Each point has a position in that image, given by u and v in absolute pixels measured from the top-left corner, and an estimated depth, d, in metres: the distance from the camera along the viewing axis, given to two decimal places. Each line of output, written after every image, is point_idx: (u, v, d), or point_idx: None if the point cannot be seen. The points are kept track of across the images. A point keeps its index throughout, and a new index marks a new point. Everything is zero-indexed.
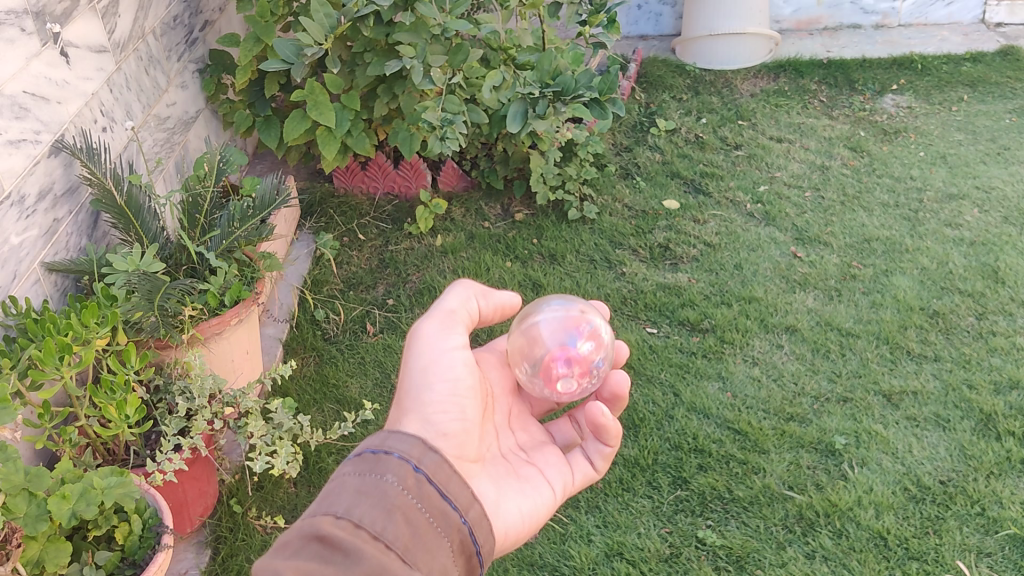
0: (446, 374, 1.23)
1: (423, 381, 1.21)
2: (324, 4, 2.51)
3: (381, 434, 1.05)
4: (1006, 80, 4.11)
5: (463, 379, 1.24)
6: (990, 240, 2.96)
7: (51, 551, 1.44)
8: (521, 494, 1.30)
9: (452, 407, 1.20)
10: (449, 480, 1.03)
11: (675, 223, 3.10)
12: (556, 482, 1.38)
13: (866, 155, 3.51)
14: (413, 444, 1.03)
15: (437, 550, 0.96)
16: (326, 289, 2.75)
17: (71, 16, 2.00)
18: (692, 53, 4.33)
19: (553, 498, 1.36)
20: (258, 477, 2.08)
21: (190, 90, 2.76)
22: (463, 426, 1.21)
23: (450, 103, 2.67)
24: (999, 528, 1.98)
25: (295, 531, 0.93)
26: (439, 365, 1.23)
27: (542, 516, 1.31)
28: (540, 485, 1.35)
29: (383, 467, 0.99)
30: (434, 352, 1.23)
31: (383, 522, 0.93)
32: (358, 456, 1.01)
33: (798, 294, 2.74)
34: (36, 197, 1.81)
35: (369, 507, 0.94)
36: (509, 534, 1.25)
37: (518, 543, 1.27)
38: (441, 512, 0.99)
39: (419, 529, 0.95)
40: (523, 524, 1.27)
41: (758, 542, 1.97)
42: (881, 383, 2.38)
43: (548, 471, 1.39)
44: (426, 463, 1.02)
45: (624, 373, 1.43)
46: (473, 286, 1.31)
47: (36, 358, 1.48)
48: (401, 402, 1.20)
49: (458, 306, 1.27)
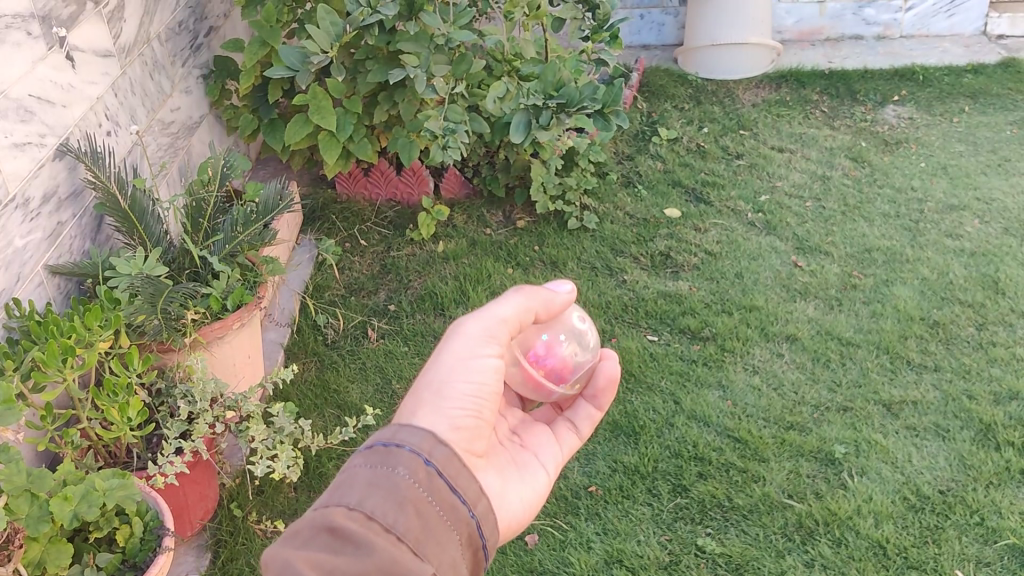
0: (470, 375, 1.21)
1: (448, 377, 1.20)
2: (330, 13, 2.51)
3: (391, 427, 1.05)
4: (1007, 92, 4.13)
5: (488, 384, 1.22)
6: (990, 251, 2.97)
7: (52, 553, 1.45)
8: (521, 480, 1.30)
9: (470, 404, 1.19)
10: (459, 474, 1.02)
11: (676, 231, 3.12)
12: (550, 461, 1.40)
13: (867, 165, 3.52)
14: (423, 437, 1.03)
15: (446, 543, 0.95)
16: (328, 295, 2.76)
17: (78, 20, 2.01)
18: (694, 63, 4.36)
19: (549, 480, 1.37)
20: (259, 482, 2.08)
21: (194, 95, 2.78)
22: (479, 422, 1.20)
23: (453, 113, 2.71)
24: (999, 537, 1.99)
25: (307, 520, 0.93)
26: (464, 363, 1.22)
27: (543, 500, 1.32)
28: (535, 466, 1.36)
29: (394, 460, 0.98)
30: (463, 352, 1.23)
31: (395, 515, 0.93)
32: (369, 449, 1.00)
33: (798, 303, 2.75)
34: (41, 200, 1.83)
35: (381, 499, 0.94)
36: (512, 523, 1.25)
37: (521, 527, 1.28)
38: (451, 506, 0.99)
39: (429, 523, 0.95)
40: (523, 510, 1.28)
41: (757, 550, 1.97)
42: (882, 392, 2.38)
43: (542, 452, 1.40)
44: (437, 456, 1.02)
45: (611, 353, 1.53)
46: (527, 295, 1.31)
47: (39, 360, 1.49)
48: (418, 395, 1.18)
49: (511, 314, 1.27)
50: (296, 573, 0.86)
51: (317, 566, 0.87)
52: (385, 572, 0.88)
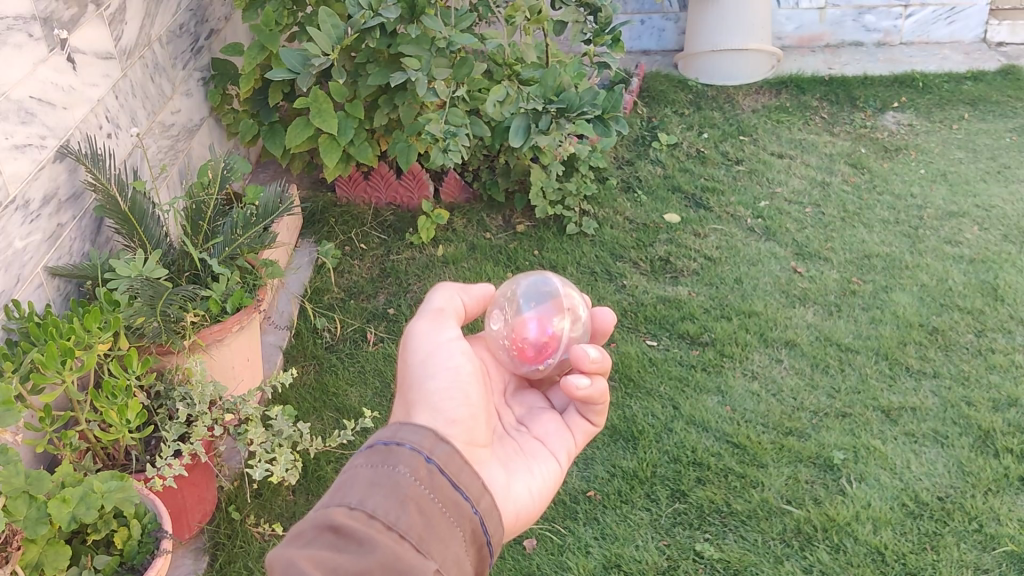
0: (446, 362, 1.23)
1: (424, 371, 1.22)
2: (331, 17, 2.53)
3: (392, 426, 1.05)
4: (1007, 99, 4.14)
5: (463, 366, 1.23)
6: (990, 258, 2.97)
7: (50, 555, 1.44)
8: (529, 473, 1.28)
9: (455, 392, 1.19)
10: (460, 471, 1.02)
11: (675, 236, 3.12)
12: (559, 453, 1.36)
13: (866, 172, 3.52)
14: (424, 435, 1.02)
15: (449, 540, 0.95)
16: (328, 298, 2.76)
17: (79, 23, 2.01)
18: (695, 69, 4.37)
19: (560, 471, 1.34)
20: (257, 485, 2.08)
21: (195, 98, 2.78)
22: (471, 409, 1.19)
23: (453, 117, 2.68)
24: (997, 544, 1.98)
25: (309, 521, 0.93)
26: (438, 355, 1.23)
27: (553, 490, 1.30)
28: (544, 458, 1.33)
29: (395, 459, 0.98)
30: (429, 348, 1.24)
31: (396, 513, 0.93)
32: (370, 448, 1.00)
33: (798, 308, 2.75)
34: (41, 202, 1.83)
35: (382, 498, 0.93)
36: (521, 515, 1.22)
37: (535, 517, 1.25)
38: (453, 503, 0.98)
39: (432, 519, 0.94)
40: (534, 502, 1.25)
41: (756, 556, 1.97)
42: (881, 399, 2.38)
43: (549, 442, 1.36)
44: (438, 453, 1.01)
45: (606, 309, 1.44)
46: (453, 285, 1.34)
47: (38, 361, 1.49)
48: (405, 396, 1.19)
49: (445, 304, 1.30)
50: (299, 572, 0.86)
51: (318, 564, 0.87)
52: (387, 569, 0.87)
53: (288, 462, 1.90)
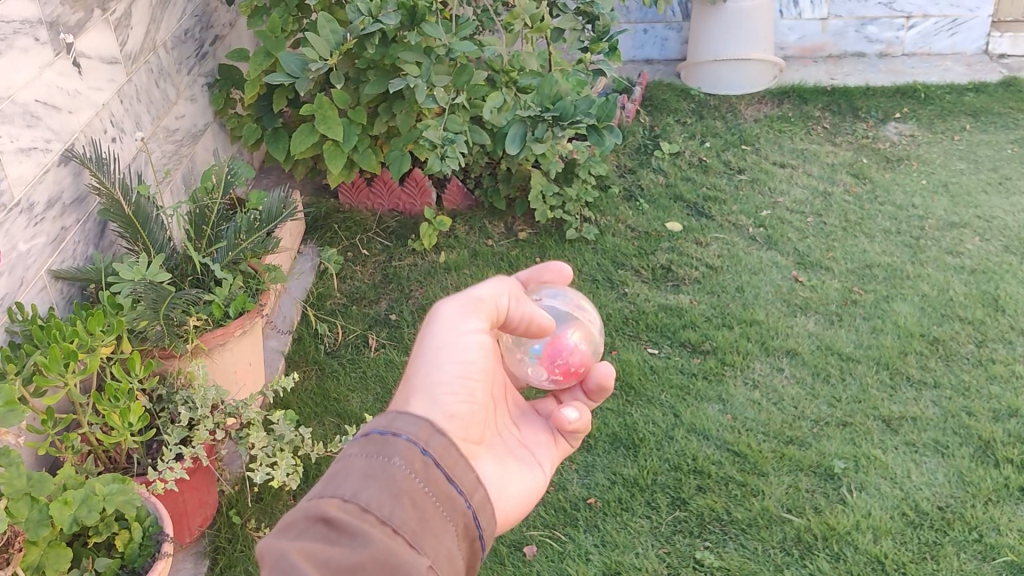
0: (459, 356, 1.19)
1: (435, 360, 1.17)
2: (331, 22, 2.55)
3: (388, 415, 1.04)
4: (1009, 111, 4.14)
5: (476, 362, 1.20)
6: (990, 268, 2.98)
7: (51, 557, 1.44)
8: (519, 474, 1.29)
9: (461, 388, 1.17)
10: (456, 464, 1.01)
11: (676, 245, 3.13)
12: (545, 461, 1.37)
13: (868, 182, 3.53)
14: (421, 426, 1.01)
15: (442, 535, 0.95)
16: (329, 304, 2.77)
17: (85, 28, 2.03)
18: (698, 78, 4.38)
19: (546, 478, 1.35)
20: (258, 489, 2.08)
21: (199, 103, 2.80)
22: (472, 407, 1.18)
23: (453, 123, 2.72)
24: (996, 554, 1.98)
25: (301, 511, 0.92)
26: (452, 347, 1.19)
27: (539, 495, 1.31)
28: (534, 463, 1.33)
29: (391, 450, 0.97)
30: (448, 336, 1.19)
31: (390, 507, 0.92)
32: (365, 437, 0.99)
33: (799, 317, 2.76)
34: (46, 205, 1.84)
35: (376, 491, 0.93)
36: (510, 514, 1.24)
37: (518, 519, 1.27)
38: (448, 496, 0.98)
39: (425, 514, 0.94)
40: (522, 502, 1.27)
41: (756, 565, 1.97)
42: (881, 408, 2.39)
43: (536, 449, 1.37)
44: (435, 445, 1.00)
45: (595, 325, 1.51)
46: (507, 283, 1.27)
47: (41, 363, 1.50)
48: (409, 380, 1.16)
49: (487, 296, 1.23)
50: (291, 566, 0.85)
51: (311, 558, 0.86)
52: (378, 563, 0.87)
53: (289, 467, 1.90)
